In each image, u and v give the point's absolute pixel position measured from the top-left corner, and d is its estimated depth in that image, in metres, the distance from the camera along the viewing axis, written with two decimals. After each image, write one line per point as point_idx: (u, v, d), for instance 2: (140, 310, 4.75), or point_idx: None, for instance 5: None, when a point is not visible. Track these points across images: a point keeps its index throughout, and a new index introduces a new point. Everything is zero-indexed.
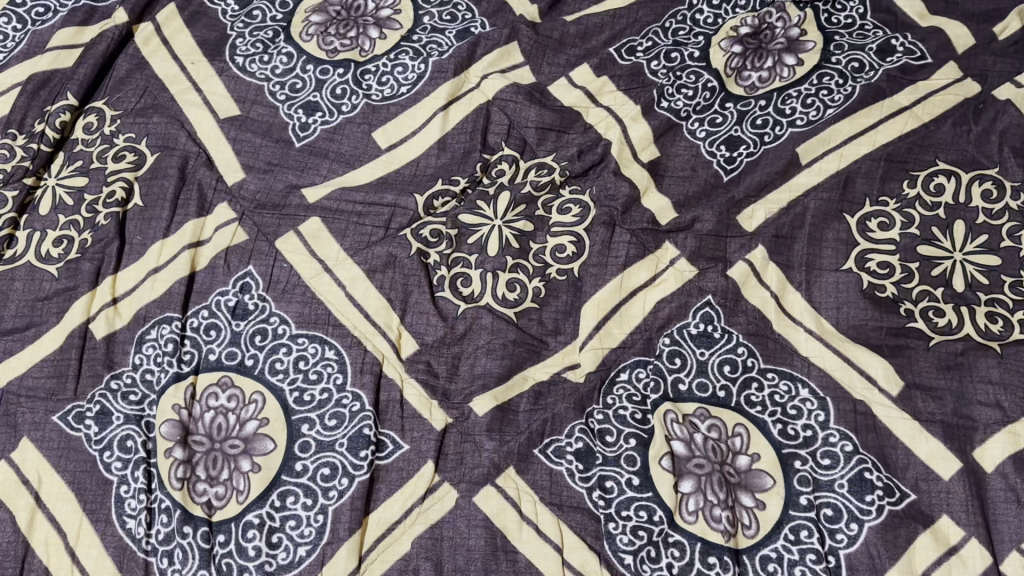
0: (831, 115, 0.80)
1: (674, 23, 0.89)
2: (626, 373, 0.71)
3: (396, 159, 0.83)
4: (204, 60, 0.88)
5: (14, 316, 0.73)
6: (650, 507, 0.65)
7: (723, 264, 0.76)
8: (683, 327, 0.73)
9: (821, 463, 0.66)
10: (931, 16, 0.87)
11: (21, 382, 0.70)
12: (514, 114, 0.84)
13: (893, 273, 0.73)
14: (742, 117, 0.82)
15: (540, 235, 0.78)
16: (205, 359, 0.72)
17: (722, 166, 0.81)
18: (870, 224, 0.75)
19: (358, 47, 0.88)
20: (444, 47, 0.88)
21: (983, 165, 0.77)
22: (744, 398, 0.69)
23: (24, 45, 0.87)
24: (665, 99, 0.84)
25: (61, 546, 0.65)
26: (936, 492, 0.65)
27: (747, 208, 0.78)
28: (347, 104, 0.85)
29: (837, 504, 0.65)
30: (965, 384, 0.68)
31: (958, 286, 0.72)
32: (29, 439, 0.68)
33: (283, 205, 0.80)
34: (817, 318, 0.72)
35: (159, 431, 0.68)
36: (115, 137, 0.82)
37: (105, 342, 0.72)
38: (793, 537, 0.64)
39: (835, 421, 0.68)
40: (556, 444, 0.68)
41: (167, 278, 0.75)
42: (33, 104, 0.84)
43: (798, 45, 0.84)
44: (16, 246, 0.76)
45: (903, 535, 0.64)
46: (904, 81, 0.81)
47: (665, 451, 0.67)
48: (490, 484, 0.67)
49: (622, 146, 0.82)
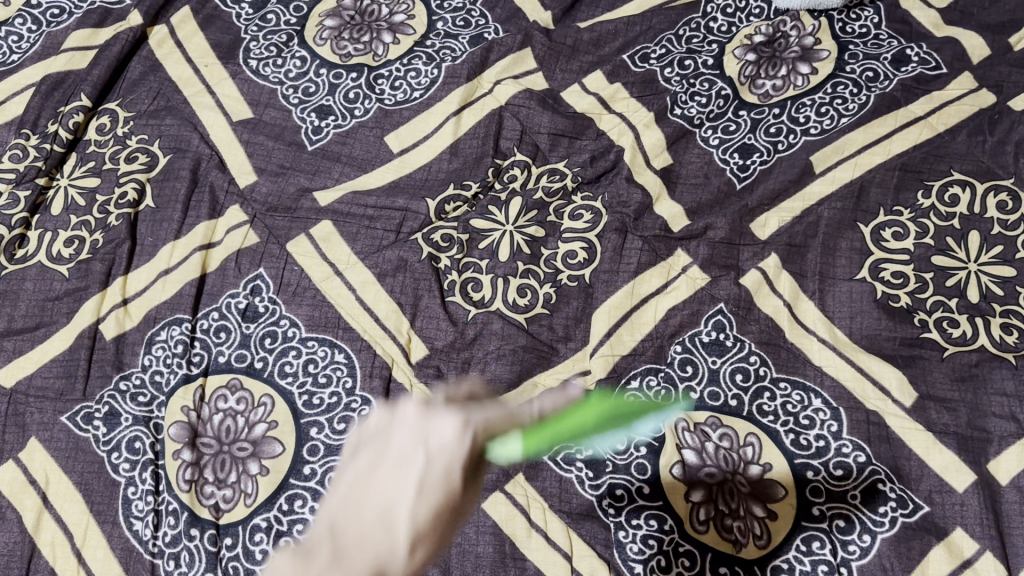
0: (845, 123, 0.80)
1: (688, 31, 0.89)
2: (636, 381, 0.71)
3: (408, 163, 0.83)
4: (218, 62, 0.88)
5: (25, 316, 0.74)
6: (661, 516, 0.65)
7: (736, 272, 0.75)
8: (695, 334, 0.72)
9: (835, 473, 0.66)
10: (945, 26, 0.86)
11: (31, 381, 0.71)
12: (527, 120, 0.84)
13: (907, 282, 0.72)
14: (755, 125, 0.82)
15: (552, 241, 0.78)
16: (215, 360, 0.72)
17: (736, 173, 0.80)
18: (884, 233, 0.75)
19: (372, 51, 0.88)
20: (458, 51, 0.88)
21: (999, 174, 0.76)
22: (756, 407, 0.69)
23: (39, 46, 0.88)
24: (679, 106, 0.84)
25: (68, 547, 0.64)
26: (950, 505, 0.64)
27: (761, 216, 0.78)
28: (360, 108, 0.86)
29: (849, 515, 0.64)
30: (979, 396, 0.67)
31: (972, 296, 0.71)
32: (37, 439, 0.68)
33: (295, 207, 0.80)
34: (830, 328, 0.72)
35: (168, 432, 0.68)
36: (127, 138, 0.83)
37: (115, 342, 0.72)
38: (805, 548, 0.63)
39: (848, 431, 0.67)
40: (566, 451, 0.68)
41: (179, 279, 0.75)
42: (47, 104, 0.84)
43: (812, 54, 0.84)
44: (28, 246, 0.77)
45: (916, 548, 0.63)
46: (918, 90, 0.81)
47: (676, 460, 0.67)
48: (499, 491, 0.66)
49: (635, 152, 0.82)
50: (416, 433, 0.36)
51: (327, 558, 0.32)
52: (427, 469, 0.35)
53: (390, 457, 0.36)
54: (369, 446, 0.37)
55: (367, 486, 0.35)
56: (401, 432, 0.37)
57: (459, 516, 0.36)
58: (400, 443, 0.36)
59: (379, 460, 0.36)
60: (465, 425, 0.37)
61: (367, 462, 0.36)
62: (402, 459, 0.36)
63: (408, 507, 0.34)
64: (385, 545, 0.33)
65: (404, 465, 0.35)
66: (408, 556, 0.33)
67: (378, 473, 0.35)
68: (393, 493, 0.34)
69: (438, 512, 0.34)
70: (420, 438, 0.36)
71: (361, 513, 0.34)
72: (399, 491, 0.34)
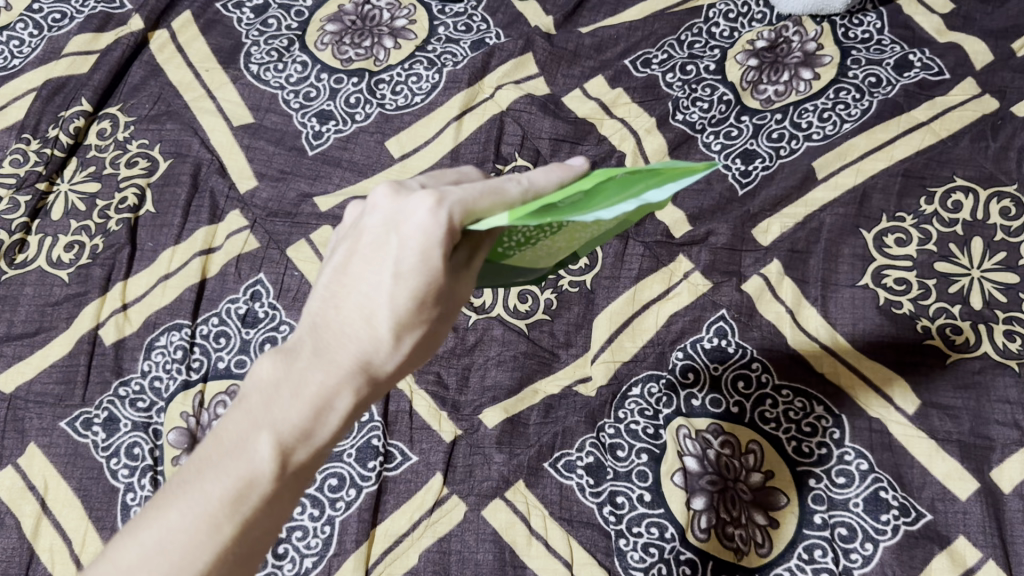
0: (848, 129, 0.79)
1: (690, 36, 0.88)
2: (637, 388, 0.70)
3: (409, 168, 0.83)
4: (219, 67, 0.88)
5: (25, 320, 0.74)
6: (662, 524, 0.65)
7: (738, 278, 0.75)
8: (696, 341, 0.72)
9: (837, 481, 0.65)
10: (948, 31, 0.85)
11: (30, 387, 0.71)
12: (529, 125, 0.84)
13: (910, 289, 0.72)
14: (758, 131, 0.82)
15: None
16: (214, 366, 0.71)
17: (738, 179, 0.80)
18: (886, 239, 0.74)
19: (373, 56, 0.88)
20: (459, 57, 0.88)
21: (1002, 181, 0.75)
22: (758, 414, 0.69)
23: (40, 51, 0.88)
24: (680, 111, 0.84)
25: (66, 553, 0.64)
26: (953, 513, 0.63)
27: (763, 222, 0.77)
28: (361, 113, 0.85)
29: (851, 523, 0.64)
30: (982, 403, 0.67)
31: (975, 303, 0.71)
32: (37, 444, 0.68)
33: (295, 212, 0.80)
34: (833, 334, 0.71)
35: (167, 438, 0.68)
36: (128, 143, 0.83)
37: (114, 347, 0.72)
38: (807, 557, 0.63)
39: (851, 438, 0.67)
40: (566, 458, 0.68)
41: (178, 285, 0.75)
42: (48, 109, 0.84)
43: (814, 59, 0.84)
44: (28, 251, 0.77)
45: (919, 556, 0.62)
46: (921, 96, 0.80)
47: (677, 467, 0.67)
48: (499, 498, 0.66)
49: (636, 158, 0.82)
50: (389, 219, 0.41)
51: (313, 356, 0.42)
52: (400, 257, 0.40)
53: (363, 248, 0.41)
54: (349, 233, 0.43)
55: (347, 280, 0.42)
56: (376, 219, 0.41)
57: (459, 292, 0.42)
58: (376, 229, 0.41)
59: (358, 251, 0.42)
60: (443, 200, 0.39)
61: (346, 251, 0.42)
62: (375, 250, 0.41)
63: (385, 303, 0.40)
64: (368, 339, 0.41)
65: (376, 259, 0.41)
66: (392, 343, 0.41)
67: (355, 266, 0.42)
68: (372, 290, 0.41)
69: (412, 300, 0.40)
70: (393, 229, 0.40)
71: (348, 307, 0.42)
72: (381, 283, 0.40)
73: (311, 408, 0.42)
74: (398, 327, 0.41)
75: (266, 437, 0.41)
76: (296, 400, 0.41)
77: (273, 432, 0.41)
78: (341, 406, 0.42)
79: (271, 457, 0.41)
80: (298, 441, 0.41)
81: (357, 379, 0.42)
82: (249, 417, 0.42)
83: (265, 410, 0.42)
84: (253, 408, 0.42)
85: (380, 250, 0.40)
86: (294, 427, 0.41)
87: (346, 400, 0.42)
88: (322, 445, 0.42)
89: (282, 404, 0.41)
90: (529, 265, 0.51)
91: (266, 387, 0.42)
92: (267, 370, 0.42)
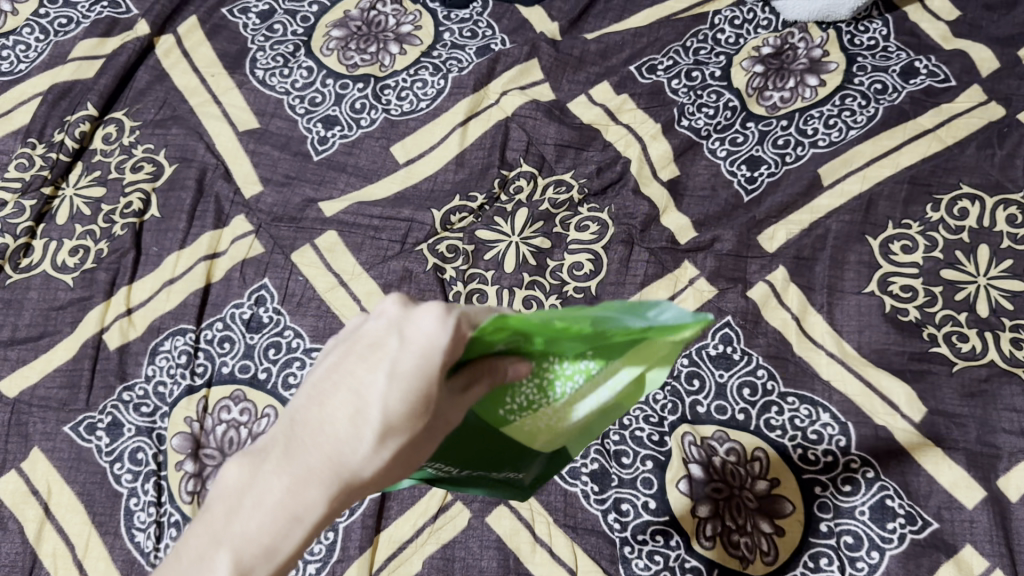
0: (853, 136, 0.79)
1: (695, 42, 0.88)
2: (642, 394, 0.70)
3: (414, 174, 0.83)
4: (225, 72, 0.88)
5: (29, 324, 0.74)
6: (667, 531, 0.65)
7: (743, 285, 0.75)
8: (702, 347, 0.72)
9: (843, 489, 0.65)
10: (954, 38, 0.85)
11: (34, 392, 0.71)
12: (534, 131, 0.84)
13: (916, 296, 0.72)
14: (763, 137, 0.81)
15: (558, 252, 0.77)
16: (218, 371, 0.71)
17: (743, 185, 0.80)
18: (893, 246, 0.74)
19: (379, 62, 0.88)
20: (464, 63, 0.88)
21: (1009, 188, 0.75)
22: (764, 421, 0.68)
23: (47, 55, 0.89)
24: (686, 117, 0.84)
25: (70, 558, 0.64)
26: (960, 521, 0.63)
27: (768, 229, 0.77)
28: (366, 119, 0.86)
29: (857, 531, 0.64)
30: (989, 412, 0.66)
31: (981, 310, 0.71)
32: (40, 449, 0.68)
33: (299, 217, 0.79)
34: (839, 342, 0.71)
35: (170, 443, 0.68)
36: (133, 147, 0.83)
37: (118, 352, 0.72)
38: (812, 565, 0.63)
39: (857, 446, 0.66)
40: (571, 464, 0.67)
41: (182, 291, 0.75)
42: (54, 114, 0.85)
43: (820, 66, 0.84)
44: (33, 255, 0.77)
45: (925, 565, 0.62)
46: (927, 103, 0.80)
47: (682, 475, 0.66)
48: (503, 505, 0.66)
49: (641, 164, 0.82)
50: (390, 325, 0.38)
51: (283, 463, 0.39)
52: (397, 359, 0.37)
53: (357, 350, 0.38)
54: (349, 335, 0.40)
55: (335, 381, 0.39)
56: (378, 322, 0.39)
57: (452, 410, 0.39)
58: (374, 334, 0.38)
59: (352, 351, 0.39)
60: (451, 310, 0.37)
61: (339, 352, 0.39)
62: (371, 352, 0.38)
63: (374, 410, 0.37)
64: (344, 450, 0.38)
65: (369, 364, 0.38)
66: (370, 453, 0.38)
67: (345, 367, 0.39)
68: (359, 393, 0.38)
69: (400, 410, 0.37)
70: (395, 333, 0.37)
71: (331, 412, 0.38)
72: (369, 387, 0.37)
73: (278, 521, 0.39)
74: (379, 435, 0.37)
75: (227, 552, 0.40)
76: (262, 513, 0.39)
77: (235, 548, 0.40)
78: (310, 521, 0.39)
79: (229, 573, 0.39)
80: (258, 557, 0.39)
81: (328, 495, 0.39)
82: (217, 524, 0.40)
83: (232, 521, 0.40)
84: (221, 514, 0.40)
85: (376, 351, 0.37)
86: (257, 542, 0.39)
87: (314, 515, 0.39)
88: (288, 559, 0.40)
89: (248, 515, 0.40)
90: (528, 442, 0.49)
91: (235, 495, 0.40)
92: (238, 475, 0.40)
